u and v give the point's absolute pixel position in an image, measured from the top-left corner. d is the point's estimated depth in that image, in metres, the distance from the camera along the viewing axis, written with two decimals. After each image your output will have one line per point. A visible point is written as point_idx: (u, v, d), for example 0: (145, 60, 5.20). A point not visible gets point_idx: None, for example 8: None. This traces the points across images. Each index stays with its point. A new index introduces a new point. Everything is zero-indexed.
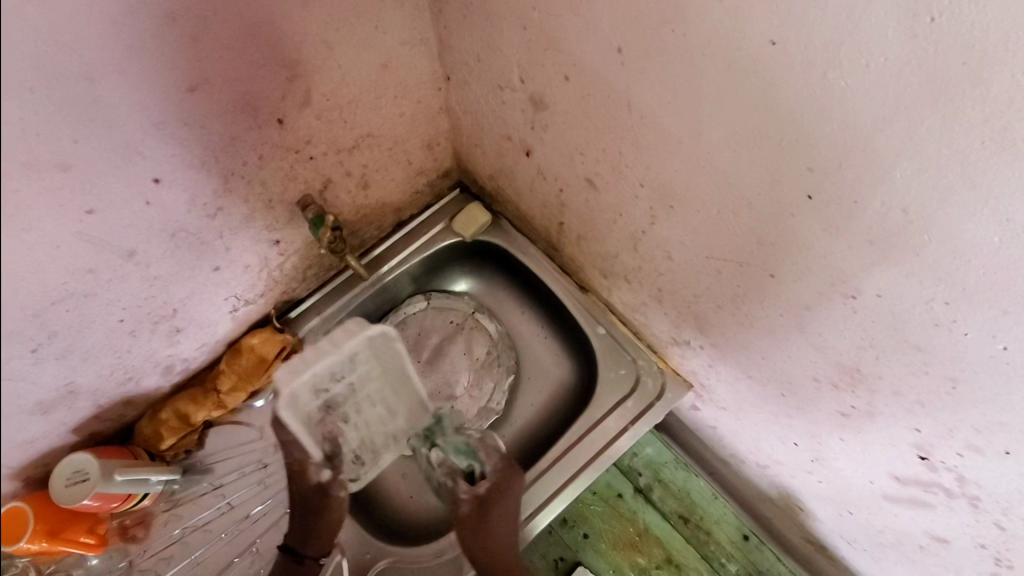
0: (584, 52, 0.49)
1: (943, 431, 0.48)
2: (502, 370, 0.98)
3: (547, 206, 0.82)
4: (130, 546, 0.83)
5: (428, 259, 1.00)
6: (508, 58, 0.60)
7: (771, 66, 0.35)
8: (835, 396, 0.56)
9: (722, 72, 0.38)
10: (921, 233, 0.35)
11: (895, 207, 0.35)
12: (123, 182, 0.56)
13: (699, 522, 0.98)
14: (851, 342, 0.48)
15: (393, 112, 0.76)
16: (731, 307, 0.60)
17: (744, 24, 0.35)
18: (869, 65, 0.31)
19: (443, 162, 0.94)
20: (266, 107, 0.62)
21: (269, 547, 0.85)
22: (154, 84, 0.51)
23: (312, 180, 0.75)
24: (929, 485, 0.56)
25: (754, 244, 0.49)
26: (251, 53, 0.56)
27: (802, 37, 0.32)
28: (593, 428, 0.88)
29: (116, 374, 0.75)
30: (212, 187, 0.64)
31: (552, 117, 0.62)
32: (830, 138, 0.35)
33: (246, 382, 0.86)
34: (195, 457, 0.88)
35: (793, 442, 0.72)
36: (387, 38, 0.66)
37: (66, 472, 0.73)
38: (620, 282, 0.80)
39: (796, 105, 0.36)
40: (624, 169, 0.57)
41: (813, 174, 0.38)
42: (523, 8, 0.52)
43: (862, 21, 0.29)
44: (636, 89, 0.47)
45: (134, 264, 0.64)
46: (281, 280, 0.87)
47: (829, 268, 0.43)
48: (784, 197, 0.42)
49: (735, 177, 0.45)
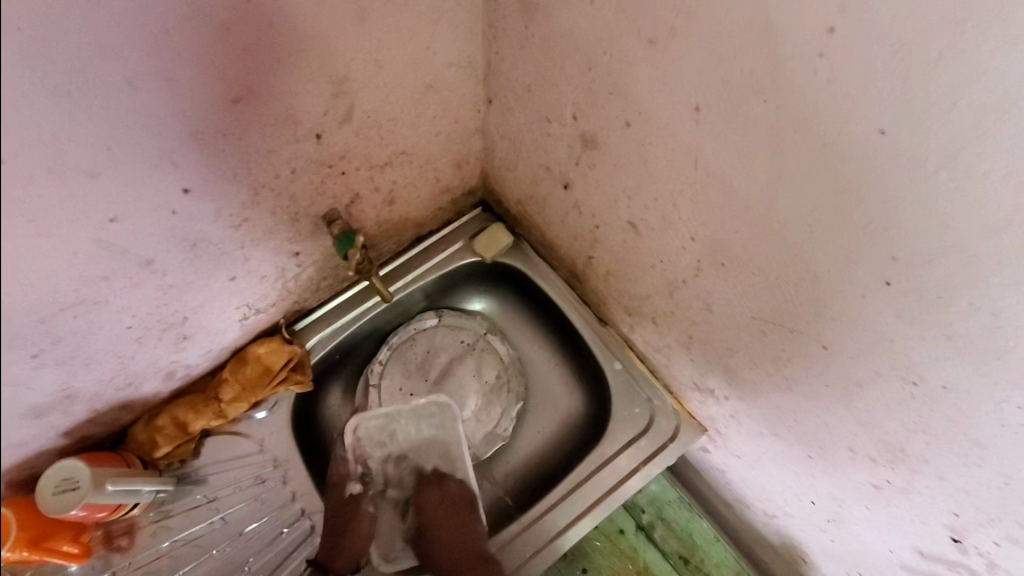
0: (655, 104, 0.47)
1: (984, 519, 0.47)
2: (512, 396, 0.96)
3: (578, 238, 0.80)
4: (114, 556, 0.79)
5: (445, 276, 0.97)
6: (564, 94, 0.58)
7: (874, 156, 0.34)
8: (871, 469, 0.56)
9: (814, 150, 0.37)
10: (1008, 338, 0.35)
11: (985, 309, 0.34)
12: (152, 190, 0.52)
13: (699, 564, 0.96)
14: (901, 424, 0.47)
15: (429, 131, 0.73)
16: (769, 367, 0.59)
17: (852, 111, 0.33)
18: (991, 170, 0.29)
19: (469, 180, 0.91)
20: (307, 122, 0.59)
21: (262, 567, 0.82)
22: (198, 95, 0.48)
23: (340, 195, 0.72)
24: (956, 564, 0.55)
25: (812, 314, 0.48)
26: (300, 68, 0.53)
27: (916, 132, 0.31)
28: (604, 465, 0.86)
29: (116, 380, 0.71)
30: (240, 197, 0.61)
31: (602, 157, 0.60)
32: (924, 236, 0.35)
33: (249, 392, 0.83)
34: (189, 467, 0.84)
35: (811, 500, 0.71)
36: (436, 59, 0.64)
37: (55, 479, 0.68)
38: (645, 322, 0.78)
39: (893, 195, 0.34)
40: (676, 220, 0.56)
41: (897, 264, 0.37)
42: (591, 49, 0.50)
43: (994, 128, 0.28)
44: (708, 149, 0.45)
45: (150, 272, 0.60)
46: (295, 290, 0.84)
47: (893, 352, 0.43)
48: (859, 278, 0.41)
49: (806, 250, 0.43)
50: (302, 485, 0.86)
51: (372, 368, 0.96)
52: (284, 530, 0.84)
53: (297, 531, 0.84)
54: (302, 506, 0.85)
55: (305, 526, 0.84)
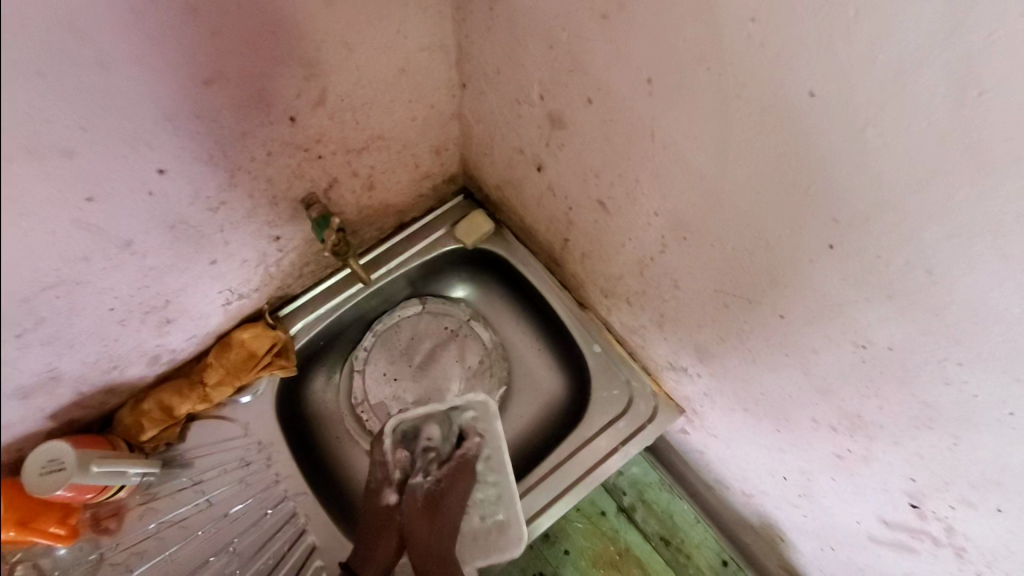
0: (612, 78, 0.49)
1: (938, 483, 0.48)
2: (494, 380, 0.97)
3: (554, 222, 0.81)
4: (102, 539, 0.80)
5: (428, 263, 0.99)
6: (531, 74, 0.59)
7: (808, 118, 0.36)
8: (832, 438, 0.57)
9: (755, 116, 0.39)
10: (942, 294, 0.36)
11: (918, 266, 0.36)
12: (127, 171, 0.53)
13: (680, 545, 0.98)
14: (855, 389, 0.49)
15: (405, 115, 0.75)
16: (734, 341, 0.60)
17: (785, 74, 0.35)
18: (910, 125, 0.31)
19: (449, 167, 0.93)
20: (279, 104, 0.60)
21: (248, 547, 0.84)
22: (168, 75, 0.49)
23: (318, 179, 0.73)
24: (916, 532, 0.56)
25: (767, 283, 0.49)
26: (270, 50, 0.54)
27: (842, 92, 0.33)
28: (584, 446, 0.87)
29: (100, 363, 0.73)
30: (216, 180, 0.63)
31: (569, 136, 0.61)
32: (860, 194, 0.36)
33: (234, 377, 0.84)
34: (175, 451, 0.86)
35: (782, 476, 0.72)
36: (407, 42, 0.65)
37: (43, 460, 0.69)
38: (621, 302, 0.79)
39: (828, 156, 0.36)
40: (639, 196, 0.57)
41: (837, 226, 0.39)
42: (552, 27, 0.51)
43: (908, 85, 0.30)
44: (662, 120, 0.47)
45: (130, 254, 0.61)
46: (277, 275, 0.85)
47: (840, 316, 0.44)
48: (805, 242, 0.42)
49: (755, 217, 0.45)
50: (287, 468, 0.88)
51: (358, 353, 0.98)
52: (268, 512, 0.86)
53: (282, 512, 0.86)
54: (286, 488, 0.87)
55: (289, 507, 0.86)
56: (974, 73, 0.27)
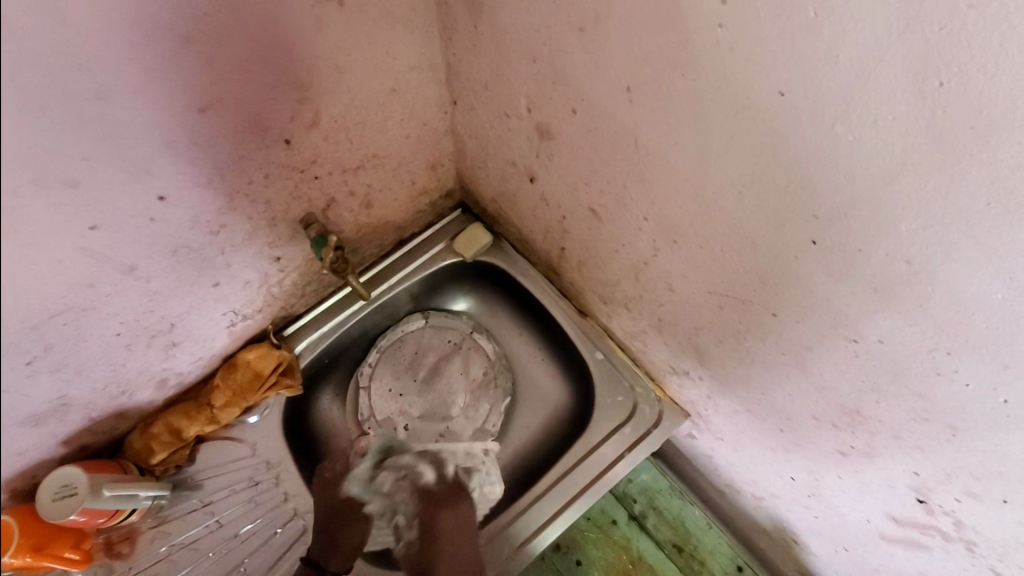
0: (592, 87, 0.50)
1: (941, 475, 0.48)
2: (499, 391, 0.98)
3: (549, 231, 0.82)
4: (114, 563, 0.81)
5: (429, 277, 0.99)
6: (516, 88, 0.61)
7: (782, 117, 0.36)
8: (835, 435, 0.56)
9: (729, 119, 0.40)
10: (924, 283, 0.36)
11: (899, 258, 0.36)
12: (130, 198, 0.55)
13: (693, 551, 0.97)
14: (852, 384, 0.48)
15: (398, 134, 0.76)
16: (731, 341, 0.60)
17: (756, 75, 0.36)
18: (875, 120, 0.32)
19: (446, 182, 0.94)
20: (275, 127, 0.62)
21: (258, 567, 0.84)
22: (167, 105, 0.51)
23: (315, 200, 0.75)
24: (926, 528, 0.55)
25: (758, 283, 0.49)
26: (263, 76, 0.56)
27: (809, 91, 0.34)
28: (590, 454, 0.87)
29: (110, 388, 0.74)
30: (216, 204, 0.64)
31: (557, 146, 0.63)
32: (832, 188, 0.37)
33: (240, 398, 0.85)
34: (185, 473, 0.86)
35: (791, 476, 0.71)
36: (397, 63, 0.67)
37: (54, 486, 0.70)
38: (620, 308, 0.79)
39: (801, 151, 0.37)
40: (629, 202, 0.58)
41: (818, 221, 0.39)
42: (532, 41, 0.53)
43: (871, 79, 0.31)
44: (643, 126, 0.48)
45: (134, 279, 0.62)
46: (280, 295, 0.87)
47: (831, 311, 0.44)
48: (789, 240, 0.43)
49: (739, 217, 0.46)
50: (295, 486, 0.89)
51: (363, 370, 0.99)
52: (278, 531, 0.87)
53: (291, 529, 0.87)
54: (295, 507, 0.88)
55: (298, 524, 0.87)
56: (936, 64, 0.28)
